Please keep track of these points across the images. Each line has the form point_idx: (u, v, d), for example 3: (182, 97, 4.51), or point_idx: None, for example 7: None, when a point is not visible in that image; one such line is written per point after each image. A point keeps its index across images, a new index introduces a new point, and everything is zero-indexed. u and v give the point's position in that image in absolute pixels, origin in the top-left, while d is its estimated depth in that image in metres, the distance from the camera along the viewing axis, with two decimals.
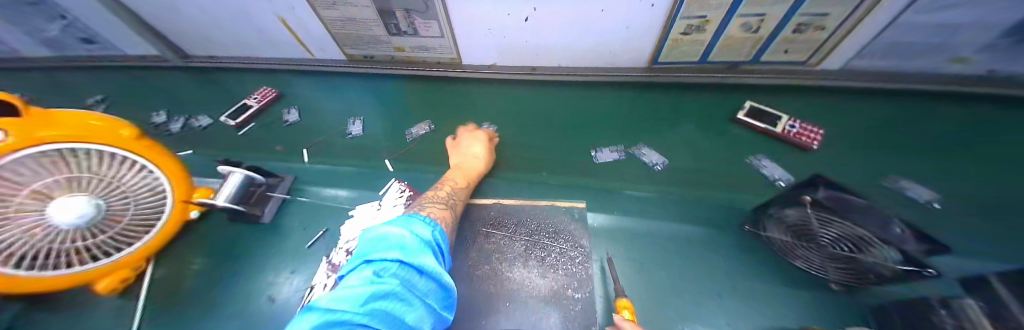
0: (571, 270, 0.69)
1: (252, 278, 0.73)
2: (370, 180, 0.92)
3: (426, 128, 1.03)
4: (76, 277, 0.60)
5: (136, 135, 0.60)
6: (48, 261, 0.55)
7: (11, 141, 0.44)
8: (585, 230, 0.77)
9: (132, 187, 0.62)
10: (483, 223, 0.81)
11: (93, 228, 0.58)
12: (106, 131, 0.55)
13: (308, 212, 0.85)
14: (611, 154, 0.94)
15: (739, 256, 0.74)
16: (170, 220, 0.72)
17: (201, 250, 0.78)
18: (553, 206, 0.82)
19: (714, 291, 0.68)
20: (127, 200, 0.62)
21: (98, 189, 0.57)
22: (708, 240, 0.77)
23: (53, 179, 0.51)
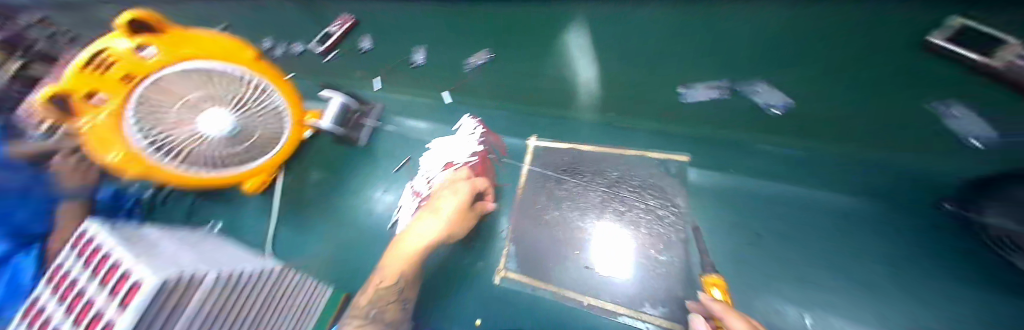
0: (658, 231, 0.61)
1: (353, 192, 0.85)
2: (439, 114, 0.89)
3: (484, 56, 0.84)
4: (234, 177, 0.77)
5: (257, 58, 0.70)
6: (211, 161, 0.70)
7: (161, 57, 0.56)
8: (681, 189, 0.64)
9: (260, 104, 0.71)
10: (555, 168, 0.75)
11: (239, 139, 0.70)
12: (230, 52, 0.66)
13: (394, 140, 0.89)
14: (707, 92, 0.65)
15: (931, 250, 0.50)
16: (290, 137, 0.84)
17: (315, 164, 0.92)
18: (643, 156, 0.69)
19: (859, 284, 0.51)
20: (258, 117, 0.71)
21: (239, 105, 0.65)
22: (868, 220, 0.55)
23: (204, 92, 0.60)
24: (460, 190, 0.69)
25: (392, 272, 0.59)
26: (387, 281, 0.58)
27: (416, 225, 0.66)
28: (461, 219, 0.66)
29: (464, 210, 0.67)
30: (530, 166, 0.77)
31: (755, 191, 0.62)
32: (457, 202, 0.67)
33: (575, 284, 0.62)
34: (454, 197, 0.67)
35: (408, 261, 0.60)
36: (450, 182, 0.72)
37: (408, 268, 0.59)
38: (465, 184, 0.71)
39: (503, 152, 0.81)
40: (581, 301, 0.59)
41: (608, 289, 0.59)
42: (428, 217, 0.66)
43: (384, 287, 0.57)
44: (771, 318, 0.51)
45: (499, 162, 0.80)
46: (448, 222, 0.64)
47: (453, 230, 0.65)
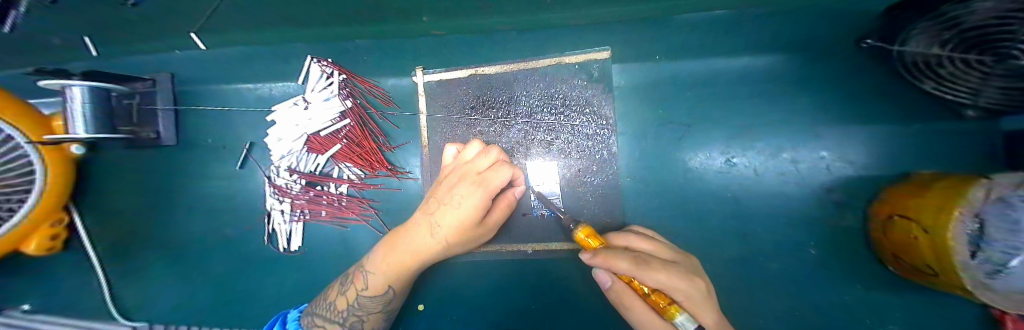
0: (588, 152, 0.52)
1: (201, 212, 0.61)
2: (263, 68, 0.57)
3: None
4: None
5: None
6: None
7: None
8: (607, 94, 0.52)
9: None
10: (458, 106, 0.56)
11: None
12: None
13: (227, 124, 0.61)
14: None
15: (818, 94, 0.52)
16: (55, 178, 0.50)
17: (122, 191, 0.62)
18: (559, 64, 0.53)
19: (763, 148, 0.52)
20: None
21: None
22: (780, 76, 0.53)
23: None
24: (465, 204, 0.37)
25: (375, 286, 0.41)
26: (371, 290, 0.41)
27: (417, 221, 0.41)
28: (472, 230, 0.39)
29: (474, 226, 0.39)
30: (425, 113, 0.57)
31: (680, 75, 0.53)
32: (470, 210, 0.37)
33: (512, 236, 0.53)
34: (460, 207, 0.37)
35: (412, 268, 0.41)
36: (475, 171, 0.39)
37: (401, 280, 0.41)
38: (479, 188, 0.37)
39: (386, 103, 0.57)
40: (523, 251, 0.53)
41: (549, 230, 0.52)
42: (420, 228, 0.40)
43: (371, 296, 0.42)
44: (695, 208, 0.52)
45: (383, 118, 0.57)
46: (447, 244, 0.39)
47: (454, 248, 0.41)
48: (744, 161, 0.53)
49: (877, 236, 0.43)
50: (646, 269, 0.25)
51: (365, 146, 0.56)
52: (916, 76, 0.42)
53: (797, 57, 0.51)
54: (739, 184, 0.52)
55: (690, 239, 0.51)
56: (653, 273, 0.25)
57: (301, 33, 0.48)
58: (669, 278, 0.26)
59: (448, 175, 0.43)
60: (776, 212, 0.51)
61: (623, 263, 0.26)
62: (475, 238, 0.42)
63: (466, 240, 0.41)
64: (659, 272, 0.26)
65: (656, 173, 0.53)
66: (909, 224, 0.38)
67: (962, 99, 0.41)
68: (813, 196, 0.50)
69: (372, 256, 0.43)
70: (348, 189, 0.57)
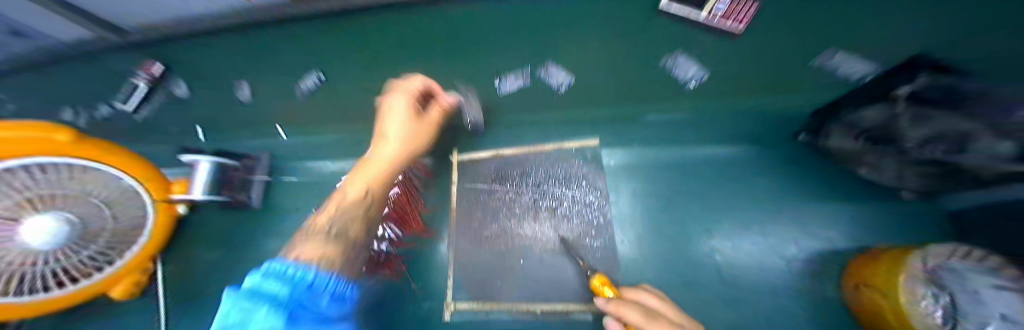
0: (586, 217, 0.63)
1: (262, 264, 0.73)
2: (347, 150, 0.78)
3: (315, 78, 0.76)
4: (61, 300, 0.54)
5: (79, 138, 0.50)
6: (36, 282, 0.50)
7: None
8: (599, 171, 0.66)
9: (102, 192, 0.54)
10: (482, 178, 0.71)
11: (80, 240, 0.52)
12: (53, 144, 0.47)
13: (298, 191, 0.77)
14: (514, 81, 0.70)
15: (784, 173, 0.62)
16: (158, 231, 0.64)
17: (205, 244, 0.75)
18: (561, 149, 0.69)
19: (744, 217, 0.61)
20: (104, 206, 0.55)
21: (73, 205, 0.51)
22: (746, 158, 0.64)
23: (12, 201, 0.46)
24: (394, 123, 0.58)
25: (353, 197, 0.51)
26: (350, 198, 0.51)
27: (374, 150, 0.58)
28: (419, 127, 0.60)
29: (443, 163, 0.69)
30: (458, 184, 0.72)
31: (658, 158, 0.67)
32: (406, 106, 0.60)
33: (526, 295, 0.60)
34: (395, 116, 0.59)
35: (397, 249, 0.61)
36: (395, 92, 0.62)
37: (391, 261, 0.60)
38: (404, 94, 0.61)
39: (426, 174, 0.72)
40: (535, 311, 0.58)
41: (558, 291, 0.59)
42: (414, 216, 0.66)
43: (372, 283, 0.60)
44: (690, 273, 0.58)
45: (426, 189, 0.72)
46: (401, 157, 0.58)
47: (411, 137, 0.59)
48: (726, 229, 0.61)
49: (855, 304, 0.48)
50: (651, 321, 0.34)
51: (406, 210, 0.69)
52: (854, 164, 0.54)
53: (749, 147, 0.65)
54: (724, 249, 0.59)
55: (686, 301, 0.56)
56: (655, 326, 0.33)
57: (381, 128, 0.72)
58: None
59: (382, 106, 0.63)
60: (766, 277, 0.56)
61: (633, 314, 0.36)
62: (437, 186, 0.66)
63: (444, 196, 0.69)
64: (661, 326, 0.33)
65: (650, 239, 0.62)
66: (872, 292, 0.44)
67: (896, 185, 0.52)
68: (794, 264, 0.56)
69: (344, 187, 0.54)
70: (385, 247, 0.65)
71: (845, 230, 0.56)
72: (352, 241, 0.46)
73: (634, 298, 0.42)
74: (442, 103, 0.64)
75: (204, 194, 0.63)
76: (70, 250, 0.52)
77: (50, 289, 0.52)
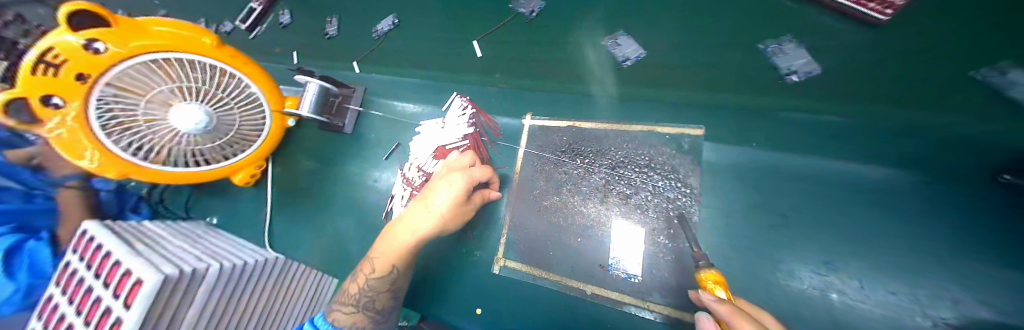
0: (664, 214, 0.56)
1: (341, 182, 0.82)
2: (427, 94, 0.80)
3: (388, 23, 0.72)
4: (206, 176, 0.71)
5: (220, 45, 0.60)
6: (185, 158, 0.66)
7: (115, 52, 0.50)
8: (695, 166, 0.56)
9: (229, 93, 0.64)
10: (553, 148, 0.68)
11: (215, 133, 0.65)
12: (189, 44, 0.57)
13: (382, 125, 0.82)
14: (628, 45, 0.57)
15: None
16: (271, 136, 0.78)
17: (302, 155, 0.87)
18: (651, 132, 0.61)
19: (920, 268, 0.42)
20: (232, 108, 0.65)
21: (206, 99, 0.60)
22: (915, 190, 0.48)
23: (168, 87, 0.56)
24: (455, 182, 0.54)
25: (381, 264, 0.56)
26: (377, 270, 0.56)
27: (417, 207, 0.57)
28: (454, 214, 0.55)
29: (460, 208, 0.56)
30: (526, 148, 0.70)
31: (784, 168, 0.54)
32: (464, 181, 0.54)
33: (577, 273, 0.58)
34: (446, 193, 0.53)
35: (404, 249, 0.55)
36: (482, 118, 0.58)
37: (401, 259, 0.55)
38: (462, 173, 0.55)
39: (497, 134, 0.72)
40: (583, 290, 0.57)
41: (616, 280, 0.56)
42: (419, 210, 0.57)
43: (376, 277, 0.56)
44: (784, 303, 0.49)
45: (491, 145, 0.71)
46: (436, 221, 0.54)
47: (447, 225, 0.56)
48: (876, 277, 0.44)
49: None
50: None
51: None
52: None
53: (927, 178, 0.44)
54: (859, 297, 0.45)
55: None
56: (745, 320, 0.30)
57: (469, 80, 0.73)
58: None
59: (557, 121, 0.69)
60: None
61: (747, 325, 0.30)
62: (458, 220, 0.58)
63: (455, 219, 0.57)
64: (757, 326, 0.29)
65: (734, 251, 0.53)
66: None
67: None
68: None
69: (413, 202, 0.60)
70: None
71: None
72: (379, 288, 0.56)
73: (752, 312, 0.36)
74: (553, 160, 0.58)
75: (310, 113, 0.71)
76: (209, 139, 0.65)
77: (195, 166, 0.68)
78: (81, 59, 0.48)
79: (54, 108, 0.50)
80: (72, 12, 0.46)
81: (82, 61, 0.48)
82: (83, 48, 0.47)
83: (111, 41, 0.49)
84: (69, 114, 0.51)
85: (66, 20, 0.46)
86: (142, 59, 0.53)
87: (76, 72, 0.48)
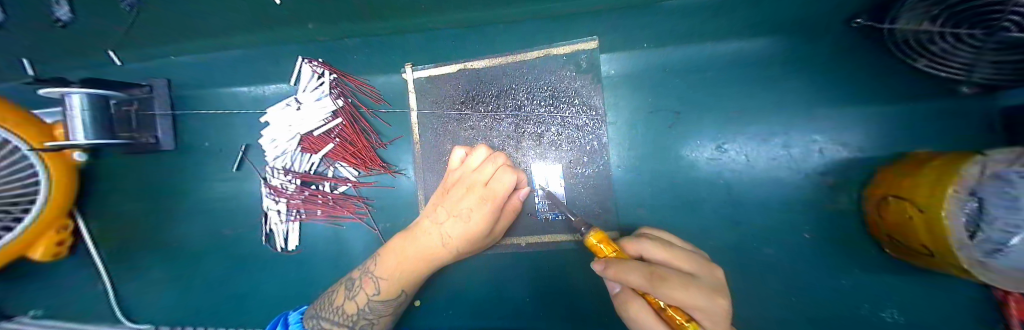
0: (578, 144, 0.52)
1: (198, 214, 0.62)
2: (261, 68, 0.57)
3: None
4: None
5: None
6: None
7: None
8: (596, 84, 0.52)
9: None
10: (448, 102, 0.57)
11: None
12: None
13: (223, 126, 0.62)
14: None
15: (819, 76, 0.50)
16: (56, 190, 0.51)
17: (126, 196, 0.63)
18: (547, 56, 0.53)
19: (757, 131, 0.51)
20: None
21: None
22: (778, 57, 0.51)
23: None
24: (476, 215, 0.43)
25: (391, 285, 0.44)
26: (383, 293, 0.44)
27: (441, 224, 0.45)
28: (483, 236, 0.45)
29: (479, 236, 0.45)
30: (418, 109, 0.57)
31: (673, 65, 0.52)
32: (483, 211, 0.43)
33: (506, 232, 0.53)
34: (476, 212, 0.43)
35: (436, 255, 0.44)
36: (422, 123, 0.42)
37: (411, 282, 0.44)
38: (480, 193, 0.43)
39: (377, 100, 0.57)
40: (519, 244, 0.53)
41: (545, 223, 0.52)
42: (441, 216, 0.45)
43: (382, 300, 0.44)
44: (688, 196, 0.52)
45: (374, 116, 0.57)
46: (450, 248, 0.44)
47: (462, 252, 0.46)
48: (740, 149, 0.51)
49: (872, 218, 0.43)
50: (663, 285, 0.22)
51: (356, 144, 0.56)
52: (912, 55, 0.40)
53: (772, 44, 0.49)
54: (731, 168, 0.51)
55: (683, 222, 0.51)
56: (668, 291, 0.21)
57: (291, 35, 0.49)
58: (690, 295, 0.21)
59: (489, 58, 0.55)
60: (770, 196, 0.50)
61: (636, 276, 0.23)
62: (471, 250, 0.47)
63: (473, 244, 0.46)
64: (674, 286, 0.22)
65: (645, 160, 0.53)
66: (904, 205, 0.38)
67: (958, 76, 0.40)
68: (807, 181, 0.50)
69: (432, 214, 0.47)
70: (345, 189, 0.58)
71: (870, 139, 0.48)
72: (393, 309, 0.45)
73: (641, 247, 0.29)
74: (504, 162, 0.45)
75: (90, 138, 0.46)
76: None
77: None
78: None
79: None
80: None
81: None
82: None
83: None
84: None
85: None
86: None
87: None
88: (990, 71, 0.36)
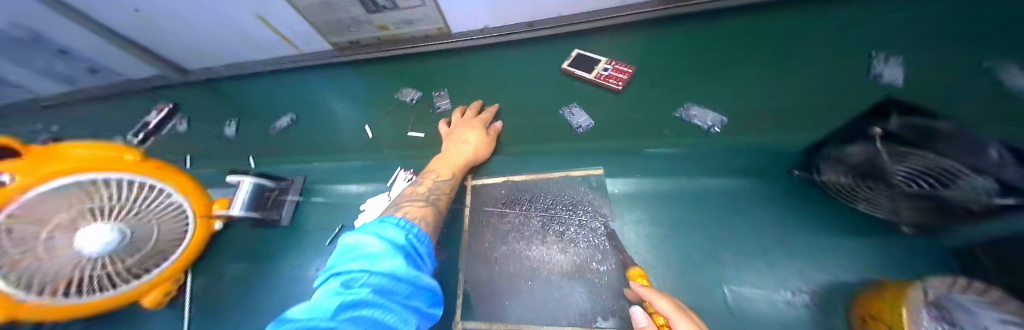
0: (593, 243, 0.66)
1: (277, 279, 0.76)
2: (374, 173, 0.87)
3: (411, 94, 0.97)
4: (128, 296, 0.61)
5: (142, 159, 0.64)
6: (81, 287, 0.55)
7: (25, 182, 0.50)
8: (604, 198, 0.71)
9: (150, 208, 0.62)
10: (494, 203, 0.77)
11: (130, 249, 0.58)
12: (116, 165, 0.60)
13: (326, 210, 0.84)
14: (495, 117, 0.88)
15: (780, 205, 0.65)
16: (192, 243, 0.72)
17: (234, 258, 0.81)
18: (567, 176, 0.76)
19: (746, 246, 0.62)
20: (150, 220, 0.62)
21: (124, 216, 0.58)
22: (739, 188, 0.69)
23: (81, 209, 0.54)
24: (472, 134, 0.78)
25: (448, 171, 0.70)
26: (444, 176, 0.69)
27: (451, 149, 0.75)
28: (484, 143, 0.78)
29: (487, 140, 0.79)
30: (470, 206, 0.77)
31: (659, 188, 0.72)
32: (477, 134, 0.78)
33: (531, 318, 0.61)
34: (473, 130, 0.78)
35: (466, 159, 0.73)
36: (466, 124, 0.81)
37: (461, 168, 0.72)
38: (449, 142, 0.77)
39: None
40: None
41: (566, 314, 0.60)
42: (458, 145, 0.76)
43: (444, 181, 0.68)
44: (698, 300, 0.57)
45: None
46: (477, 147, 0.76)
47: (480, 152, 0.76)
48: (734, 260, 0.61)
49: None
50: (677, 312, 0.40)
51: None
52: (850, 198, 0.58)
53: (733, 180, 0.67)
54: (733, 277, 0.59)
55: None
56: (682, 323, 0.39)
57: None
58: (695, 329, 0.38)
59: (546, 176, 0.78)
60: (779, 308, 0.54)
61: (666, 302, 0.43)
62: (489, 150, 0.79)
63: (484, 147, 0.78)
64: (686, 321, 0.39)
65: (652, 262, 0.63)
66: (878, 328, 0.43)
67: (892, 218, 0.55)
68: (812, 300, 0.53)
69: (430, 172, 0.70)
70: None
71: (846, 260, 0.57)
72: (441, 207, 0.63)
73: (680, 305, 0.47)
74: (484, 108, 0.87)
75: (241, 211, 0.70)
76: (120, 258, 0.58)
77: (89, 295, 0.56)
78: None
79: None
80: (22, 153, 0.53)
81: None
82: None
83: (18, 171, 0.50)
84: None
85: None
86: (67, 181, 0.54)
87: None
88: (917, 215, 0.52)
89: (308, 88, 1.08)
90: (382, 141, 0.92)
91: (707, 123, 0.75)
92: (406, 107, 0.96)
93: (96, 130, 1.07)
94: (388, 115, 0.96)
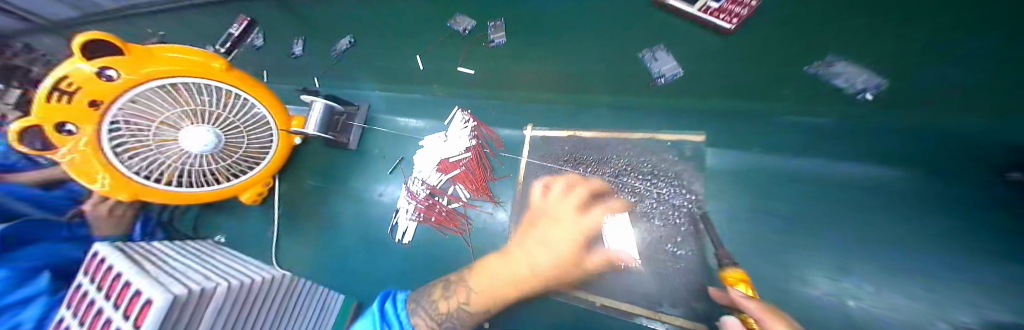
0: (673, 221, 0.55)
1: (345, 198, 0.83)
2: (431, 109, 0.82)
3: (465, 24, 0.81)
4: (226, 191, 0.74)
5: (228, 67, 0.62)
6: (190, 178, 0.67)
7: (128, 78, 0.51)
8: (698, 172, 0.57)
9: (239, 116, 0.65)
10: (555, 158, 0.68)
11: (224, 152, 0.67)
12: (197, 69, 0.58)
13: (386, 141, 0.85)
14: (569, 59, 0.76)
15: None
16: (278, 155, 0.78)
17: (308, 173, 0.89)
18: (652, 139, 0.62)
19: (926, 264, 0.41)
20: (240, 128, 0.66)
21: (217, 122, 0.62)
22: (929, 186, 0.44)
23: (180, 110, 0.57)
24: (563, 247, 0.55)
25: (485, 299, 0.54)
26: (473, 305, 0.54)
27: (545, 228, 0.58)
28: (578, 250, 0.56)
29: (579, 244, 0.56)
30: (528, 158, 0.70)
31: (784, 171, 0.54)
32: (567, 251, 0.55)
33: (584, 284, 0.57)
34: (568, 235, 0.56)
35: (530, 275, 0.56)
36: (558, 210, 0.60)
37: (514, 293, 0.55)
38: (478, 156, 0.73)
39: (499, 145, 0.73)
40: (593, 302, 0.56)
41: (625, 289, 0.54)
42: (543, 229, 0.58)
43: (471, 309, 0.54)
44: (806, 315, 0.45)
45: (495, 157, 0.72)
46: (556, 265, 0.55)
47: (564, 274, 0.56)
48: (879, 276, 0.43)
49: None
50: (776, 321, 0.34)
51: (476, 174, 0.71)
52: None
53: (921, 174, 0.46)
54: (872, 301, 0.43)
55: None
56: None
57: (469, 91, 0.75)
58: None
59: (624, 135, 0.65)
60: None
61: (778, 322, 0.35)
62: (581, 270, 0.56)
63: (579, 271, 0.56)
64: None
65: (743, 254, 0.52)
66: None
67: None
68: None
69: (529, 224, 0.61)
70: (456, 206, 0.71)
71: None
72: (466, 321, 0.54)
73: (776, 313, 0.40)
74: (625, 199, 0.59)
75: (315, 130, 0.72)
76: (217, 159, 0.67)
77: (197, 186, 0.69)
78: (93, 85, 0.49)
79: (104, 80, 0.49)
80: (86, 41, 0.46)
81: (96, 88, 0.49)
82: (95, 74, 0.48)
83: (123, 68, 0.50)
84: (81, 140, 0.53)
85: (80, 49, 0.47)
86: (163, 81, 0.55)
87: (91, 98, 0.50)
88: None
89: (354, 3, 0.97)
90: (433, 74, 0.83)
91: (855, 84, 0.51)
92: (466, 36, 0.84)
93: (197, 41, 1.18)
94: (445, 44, 0.85)
